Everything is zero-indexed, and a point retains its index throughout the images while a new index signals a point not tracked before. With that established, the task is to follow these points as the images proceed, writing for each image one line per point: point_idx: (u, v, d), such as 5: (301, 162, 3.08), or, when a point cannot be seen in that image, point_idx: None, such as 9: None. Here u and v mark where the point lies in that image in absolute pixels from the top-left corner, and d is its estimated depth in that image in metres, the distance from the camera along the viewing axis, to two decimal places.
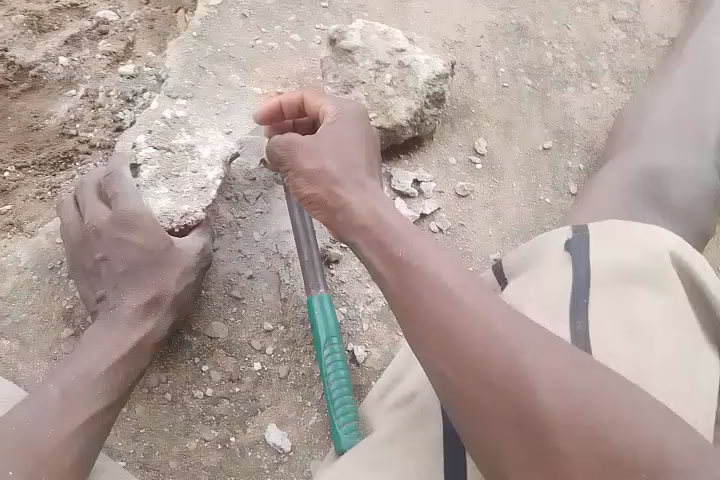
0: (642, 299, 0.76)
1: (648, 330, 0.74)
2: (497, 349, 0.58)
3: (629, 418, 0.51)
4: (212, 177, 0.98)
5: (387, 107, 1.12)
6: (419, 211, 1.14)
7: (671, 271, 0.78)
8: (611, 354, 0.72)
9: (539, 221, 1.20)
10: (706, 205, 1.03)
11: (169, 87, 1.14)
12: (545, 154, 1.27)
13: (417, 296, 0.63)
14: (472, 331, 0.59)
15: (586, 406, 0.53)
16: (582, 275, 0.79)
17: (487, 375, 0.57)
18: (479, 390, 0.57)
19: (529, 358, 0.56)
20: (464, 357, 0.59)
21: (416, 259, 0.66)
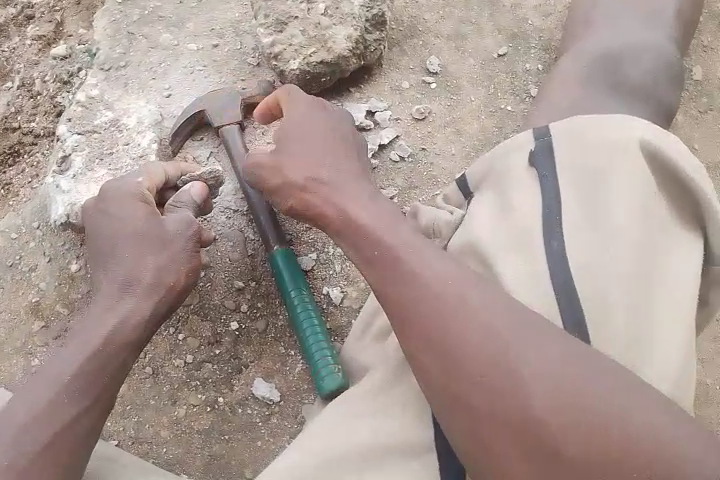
0: (615, 196, 0.72)
1: (622, 227, 0.70)
2: (491, 350, 0.60)
3: (611, 404, 0.55)
4: (146, 144, 1.03)
5: (325, 40, 1.06)
6: (377, 142, 1.11)
7: (642, 164, 0.74)
8: (589, 261, 0.68)
9: (502, 132, 1.16)
10: (667, 84, 0.99)
11: (100, 61, 1.14)
12: (501, 61, 1.21)
13: (410, 297, 0.65)
14: (467, 332, 0.61)
15: (579, 400, 0.56)
16: (547, 183, 0.75)
17: (481, 378, 0.60)
18: (467, 392, 0.60)
19: (521, 357, 0.59)
20: (456, 359, 0.61)
21: (404, 254, 0.67)
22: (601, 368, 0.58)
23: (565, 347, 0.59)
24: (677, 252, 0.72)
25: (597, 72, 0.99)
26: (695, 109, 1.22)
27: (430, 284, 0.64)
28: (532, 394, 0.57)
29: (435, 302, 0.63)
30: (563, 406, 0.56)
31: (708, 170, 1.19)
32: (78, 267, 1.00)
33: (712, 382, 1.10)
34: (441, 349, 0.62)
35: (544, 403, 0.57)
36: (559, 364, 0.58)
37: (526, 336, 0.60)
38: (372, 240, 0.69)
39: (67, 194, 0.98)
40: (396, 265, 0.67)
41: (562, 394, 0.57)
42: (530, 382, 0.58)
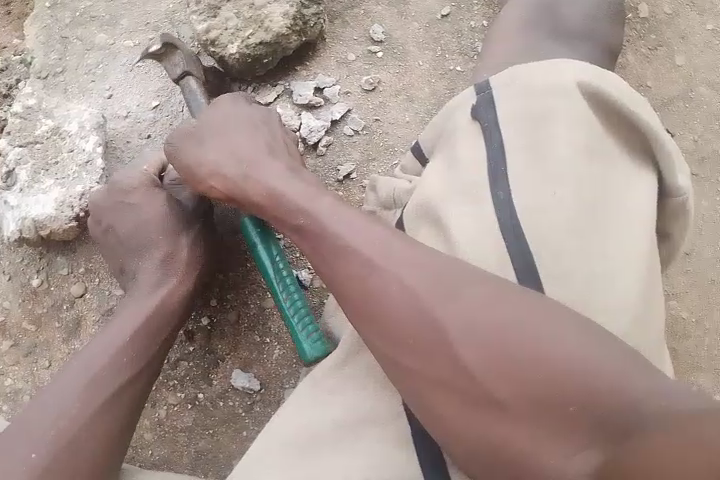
0: (560, 140, 0.72)
1: (568, 170, 0.70)
2: (425, 315, 0.61)
3: (556, 357, 0.55)
4: (91, 147, 1.00)
5: (262, 19, 1.04)
6: (330, 118, 1.10)
7: (583, 104, 0.74)
8: (540, 208, 0.69)
9: (454, 93, 1.15)
10: (606, 26, 0.98)
11: (36, 69, 1.12)
12: (446, 22, 1.19)
13: (348, 274, 0.66)
14: (401, 300, 0.63)
15: (511, 351, 0.57)
16: (494, 135, 0.74)
17: (419, 343, 0.61)
18: (422, 367, 0.61)
19: (453, 317, 0.60)
20: (407, 334, 0.62)
21: (341, 233, 0.68)
22: (533, 314, 0.58)
23: (497, 297, 0.59)
24: (628, 188, 0.72)
25: (538, 18, 0.98)
26: (644, 48, 1.21)
27: (365, 259, 0.66)
28: (467, 352, 0.59)
29: (370, 277, 0.65)
30: (496, 359, 0.57)
31: (663, 106, 1.19)
32: (39, 281, 1.00)
33: (687, 315, 1.12)
34: (380, 322, 0.64)
35: (479, 359, 0.58)
36: (491, 317, 0.59)
37: (457, 295, 0.61)
38: (312, 224, 0.70)
39: (17, 209, 0.97)
40: (333, 246, 0.68)
41: (494, 347, 0.58)
42: (463, 340, 0.59)
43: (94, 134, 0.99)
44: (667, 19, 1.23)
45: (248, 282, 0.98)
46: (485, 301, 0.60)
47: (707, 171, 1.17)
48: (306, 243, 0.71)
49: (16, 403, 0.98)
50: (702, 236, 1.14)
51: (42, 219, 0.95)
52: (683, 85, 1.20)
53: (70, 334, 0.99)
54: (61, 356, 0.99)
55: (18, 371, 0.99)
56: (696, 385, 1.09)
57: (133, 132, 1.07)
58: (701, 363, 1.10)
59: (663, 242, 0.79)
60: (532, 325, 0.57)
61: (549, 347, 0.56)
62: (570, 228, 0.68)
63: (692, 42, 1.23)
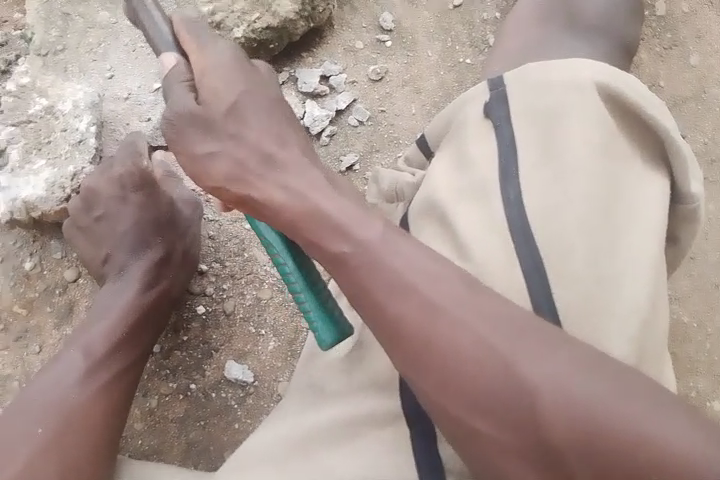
0: (574, 138, 0.70)
1: (581, 169, 0.68)
2: (503, 372, 0.54)
3: (626, 411, 0.50)
4: (85, 127, 0.97)
5: (269, 3, 1.02)
6: (334, 108, 1.07)
7: (599, 104, 0.72)
8: (552, 208, 0.67)
9: (462, 86, 1.13)
10: (624, 23, 0.95)
11: (35, 46, 1.07)
12: (457, 12, 1.15)
13: (405, 312, 0.58)
14: (473, 353, 0.55)
15: (604, 428, 0.50)
16: (504, 131, 0.72)
17: (491, 403, 0.54)
18: (471, 411, 0.55)
19: (536, 381, 0.53)
20: (453, 375, 0.56)
21: (395, 266, 0.59)
22: (623, 384, 0.52)
23: (586, 363, 0.53)
24: (643, 191, 0.69)
25: (550, 10, 0.95)
26: (658, 46, 1.19)
27: (427, 299, 0.57)
28: (550, 420, 0.52)
29: (435, 322, 0.57)
30: (584, 435, 0.51)
31: (675, 107, 1.17)
32: (32, 264, 0.98)
33: (689, 320, 1.10)
34: (443, 373, 0.56)
35: (563, 432, 0.51)
36: (579, 385, 0.52)
37: (541, 357, 0.54)
38: (358, 251, 0.60)
39: (5, 191, 0.94)
40: (384, 278, 0.59)
41: (584, 421, 0.51)
42: (545, 409, 0.52)
43: (88, 115, 0.96)
44: (683, 18, 1.20)
45: (245, 273, 0.97)
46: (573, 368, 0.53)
47: (717, 175, 1.15)
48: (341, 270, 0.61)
49: (4, 389, 0.97)
50: (709, 241, 1.12)
51: (32, 200, 0.93)
52: (696, 86, 1.18)
53: (61, 319, 0.98)
54: (52, 342, 0.98)
55: (8, 356, 0.97)
56: (695, 391, 1.08)
57: (132, 114, 1.05)
58: (701, 369, 1.08)
59: (671, 246, 0.77)
60: (594, 374, 0.52)
61: (618, 401, 0.51)
62: (581, 227, 0.66)
63: (708, 42, 1.20)
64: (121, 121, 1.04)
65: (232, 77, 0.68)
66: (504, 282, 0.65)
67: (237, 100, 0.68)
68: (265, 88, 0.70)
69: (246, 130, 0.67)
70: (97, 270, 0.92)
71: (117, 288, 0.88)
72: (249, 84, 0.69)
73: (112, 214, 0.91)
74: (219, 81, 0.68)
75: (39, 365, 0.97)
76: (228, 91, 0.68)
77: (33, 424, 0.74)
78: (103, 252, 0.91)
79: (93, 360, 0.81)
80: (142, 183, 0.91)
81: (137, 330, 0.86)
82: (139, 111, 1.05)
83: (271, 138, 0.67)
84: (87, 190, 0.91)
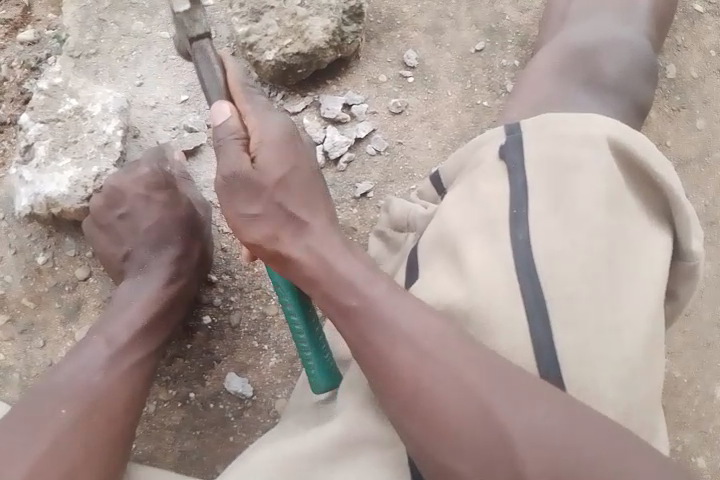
0: (584, 187, 0.72)
1: (591, 219, 0.71)
2: (481, 409, 0.61)
3: (582, 435, 0.59)
4: (112, 131, 1.00)
5: (301, 30, 1.05)
6: (354, 136, 1.11)
7: (609, 157, 0.75)
8: (559, 254, 0.69)
9: (478, 126, 1.16)
10: (639, 82, 0.99)
11: (69, 47, 1.11)
12: (478, 57, 1.20)
13: (401, 360, 0.64)
14: (458, 394, 0.62)
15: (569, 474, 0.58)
16: (516, 173, 0.75)
17: (470, 448, 0.61)
18: (448, 442, 0.61)
19: (512, 418, 0.60)
20: (433, 411, 0.62)
21: (396, 318, 0.65)
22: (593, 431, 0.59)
23: (562, 411, 0.60)
24: (646, 247, 0.72)
25: (570, 64, 1.00)
26: (667, 107, 1.24)
27: (411, 341, 0.64)
28: (518, 446, 0.59)
29: (421, 360, 0.63)
30: (557, 465, 0.58)
31: (679, 167, 1.21)
32: (44, 259, 1.00)
33: (679, 374, 1.12)
34: (433, 423, 0.62)
35: (539, 465, 0.59)
36: (556, 433, 0.59)
37: (521, 409, 0.60)
38: (365, 297, 0.66)
39: (30, 186, 0.97)
40: (385, 328, 0.65)
41: (557, 464, 0.58)
42: (525, 451, 0.59)
43: (117, 119, 1.00)
44: (693, 82, 1.26)
45: (253, 287, 1.00)
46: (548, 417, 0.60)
47: (716, 235, 1.19)
48: (345, 315, 0.67)
49: (4, 380, 0.97)
50: (704, 298, 1.15)
51: (55, 196, 0.96)
52: (700, 149, 1.22)
53: (68, 316, 0.99)
54: (57, 338, 0.98)
55: (10, 349, 0.98)
56: (681, 444, 1.10)
57: (158, 123, 1.07)
58: (689, 423, 1.10)
59: (669, 300, 0.80)
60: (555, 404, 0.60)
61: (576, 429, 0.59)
62: (587, 275, 0.68)
63: (715, 108, 1.25)
64: (146, 128, 1.07)
65: (285, 149, 0.71)
66: (506, 315, 0.67)
67: (288, 174, 0.71)
68: (305, 155, 0.73)
69: (291, 202, 0.71)
70: (117, 268, 0.95)
71: (136, 284, 0.91)
72: (298, 158, 0.72)
73: (136, 212, 0.95)
74: (273, 154, 0.70)
75: (42, 360, 0.98)
76: (281, 166, 0.70)
77: (53, 415, 0.76)
78: (124, 249, 0.94)
79: (114, 351, 0.83)
80: (163, 185, 0.95)
81: (155, 327, 0.88)
82: (163, 120, 1.07)
83: (306, 208, 0.71)
84: (112, 188, 0.94)
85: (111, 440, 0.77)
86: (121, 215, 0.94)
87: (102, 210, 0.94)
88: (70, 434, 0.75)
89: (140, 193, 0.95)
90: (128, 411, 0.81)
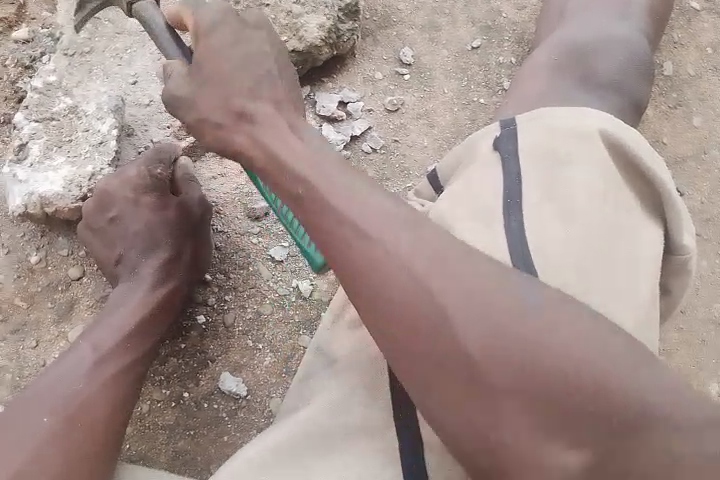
0: (576, 177, 0.73)
1: (580, 209, 0.71)
2: (424, 293, 0.55)
3: (545, 326, 0.51)
4: (107, 129, 0.99)
5: (297, 28, 1.05)
6: (349, 133, 1.10)
7: (601, 148, 0.75)
8: (552, 240, 0.68)
9: (475, 124, 1.15)
10: (636, 79, 0.99)
11: (63, 45, 1.09)
12: (474, 54, 1.19)
13: (340, 230, 0.59)
14: (398, 272, 0.56)
15: (526, 368, 0.50)
16: (510, 161, 0.75)
17: (418, 337, 0.55)
18: (394, 324, 0.56)
19: (457, 302, 0.53)
20: (372, 280, 0.57)
21: (337, 200, 0.60)
22: (566, 334, 0.51)
23: (514, 297, 0.53)
24: (639, 239, 0.71)
25: (567, 61, 0.99)
26: (664, 105, 1.23)
27: (353, 220, 0.59)
28: (469, 338, 0.52)
29: (360, 238, 0.58)
30: (512, 358, 0.51)
31: (675, 165, 1.20)
32: (37, 258, 1.00)
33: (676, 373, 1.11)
34: (374, 293, 0.57)
35: (491, 358, 0.51)
36: (510, 319, 0.52)
37: (470, 295, 0.53)
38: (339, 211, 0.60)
39: (24, 184, 0.96)
40: (330, 207, 0.60)
41: (510, 357, 0.51)
42: (474, 339, 0.52)
43: (111, 118, 0.99)
44: (689, 80, 1.25)
45: (248, 286, 1.00)
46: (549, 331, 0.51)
47: (713, 233, 1.18)
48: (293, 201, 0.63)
49: None
50: (701, 297, 1.15)
51: (49, 195, 0.95)
52: (697, 146, 1.22)
53: (61, 315, 0.98)
54: (50, 338, 0.97)
55: (3, 349, 0.97)
56: None
57: (152, 121, 1.07)
58: None
59: (664, 296, 0.79)
60: (510, 291, 0.53)
61: (536, 320, 0.52)
62: (577, 264, 0.67)
63: (711, 106, 1.25)
64: (140, 126, 1.06)
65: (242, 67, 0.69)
66: None
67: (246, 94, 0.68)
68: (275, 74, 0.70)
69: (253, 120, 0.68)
70: (110, 270, 0.95)
71: (128, 287, 0.91)
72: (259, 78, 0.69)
73: (126, 215, 0.93)
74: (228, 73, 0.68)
75: (34, 360, 0.97)
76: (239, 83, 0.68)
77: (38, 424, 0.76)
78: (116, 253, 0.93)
79: (102, 356, 0.84)
80: (152, 188, 0.94)
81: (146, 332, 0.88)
82: (158, 118, 1.07)
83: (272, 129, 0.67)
84: (101, 191, 0.93)
85: (95, 462, 0.77)
86: (111, 219, 0.93)
87: (94, 210, 0.93)
88: (55, 441, 0.76)
89: (127, 195, 0.93)
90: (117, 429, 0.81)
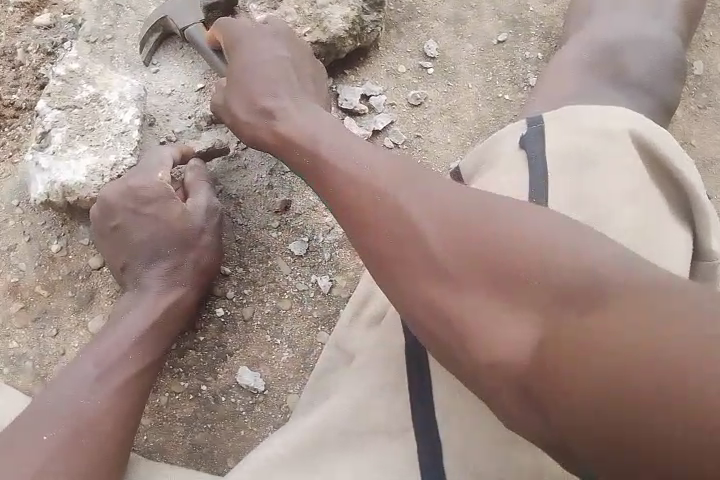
0: (604, 181, 0.71)
1: (609, 214, 0.69)
2: (408, 222, 0.63)
3: (512, 235, 0.58)
4: (129, 119, 0.99)
5: (321, 19, 1.04)
6: (372, 128, 1.09)
7: (630, 149, 0.74)
8: None
9: (499, 121, 1.13)
10: (667, 79, 0.97)
11: (85, 32, 1.10)
12: (500, 49, 1.17)
13: (345, 184, 0.70)
14: (386, 205, 0.65)
15: (496, 272, 0.57)
16: (537, 163, 0.73)
17: (406, 260, 0.63)
18: (388, 253, 0.64)
19: (436, 226, 0.62)
20: (369, 217, 0.66)
21: (338, 160, 0.72)
22: (534, 238, 0.57)
23: (485, 215, 0.60)
24: (669, 243, 0.70)
25: (596, 59, 0.97)
26: (693, 105, 1.21)
27: (352, 172, 0.70)
28: (447, 256, 0.60)
29: (357, 184, 0.68)
30: (483, 265, 0.58)
31: (704, 166, 1.18)
32: (58, 247, 1.00)
33: None
34: (369, 225, 0.66)
35: (465, 269, 0.59)
36: (481, 233, 0.59)
37: (445, 219, 0.62)
38: (391, 183, 0.66)
39: (47, 173, 0.96)
40: (337, 169, 0.72)
41: (481, 265, 0.58)
42: (450, 256, 0.60)
43: (134, 108, 0.99)
44: None
45: (267, 280, 0.99)
46: (611, 277, 0.52)
47: None
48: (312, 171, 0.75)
49: (17, 368, 0.96)
50: None
51: (71, 185, 0.94)
52: None
53: (81, 305, 0.98)
54: (69, 327, 0.98)
55: (23, 336, 0.98)
56: None
57: (174, 110, 1.06)
58: None
59: None
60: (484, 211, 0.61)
61: (503, 229, 0.59)
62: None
63: None
64: (162, 117, 1.05)
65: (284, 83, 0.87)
66: None
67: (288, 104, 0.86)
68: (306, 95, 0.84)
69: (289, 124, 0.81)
70: None
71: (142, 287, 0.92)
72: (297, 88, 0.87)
73: (130, 224, 0.91)
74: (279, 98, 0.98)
75: (54, 348, 0.97)
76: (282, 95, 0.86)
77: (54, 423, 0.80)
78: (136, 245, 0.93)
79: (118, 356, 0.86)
80: (152, 198, 0.91)
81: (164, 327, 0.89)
82: (180, 108, 1.06)
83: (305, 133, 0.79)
84: (104, 200, 0.91)
85: (105, 464, 0.81)
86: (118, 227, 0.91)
87: (103, 219, 0.92)
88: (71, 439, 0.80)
89: (126, 204, 0.90)
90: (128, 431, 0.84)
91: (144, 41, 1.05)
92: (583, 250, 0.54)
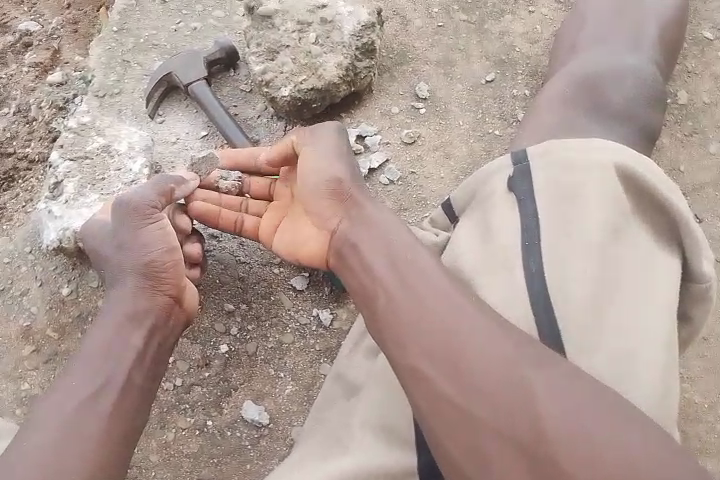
0: (592, 217, 0.73)
1: (596, 248, 0.71)
2: (438, 331, 0.65)
3: (541, 383, 0.60)
4: (138, 168, 1.04)
5: (316, 67, 1.10)
6: (367, 167, 1.13)
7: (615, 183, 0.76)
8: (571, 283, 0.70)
9: (490, 154, 1.17)
10: (647, 107, 1.01)
11: (94, 87, 1.16)
12: (489, 87, 1.22)
13: (384, 278, 0.72)
14: (420, 310, 0.67)
15: (518, 412, 0.59)
16: (527, 206, 0.76)
17: (429, 369, 0.64)
18: (414, 354, 0.66)
19: (467, 345, 0.64)
20: (400, 317, 0.68)
21: (382, 248, 0.76)
22: (564, 391, 0.59)
23: (518, 351, 0.62)
24: (656, 272, 0.72)
25: (579, 93, 1.01)
26: (679, 133, 1.24)
27: (395, 264, 0.73)
28: (472, 378, 0.62)
29: (396, 282, 0.71)
30: (506, 401, 0.60)
31: (693, 191, 1.21)
32: (69, 290, 1.04)
33: (700, 399, 1.10)
34: (399, 323, 0.68)
35: (488, 397, 0.61)
36: (510, 368, 0.61)
37: (477, 339, 0.64)
38: (431, 294, 0.68)
39: (59, 220, 1.00)
40: (378, 257, 0.75)
41: (505, 403, 0.60)
42: (475, 379, 0.62)
43: (142, 157, 1.04)
44: (704, 108, 1.27)
45: (270, 315, 1.02)
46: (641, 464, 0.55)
47: None
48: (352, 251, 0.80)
49: (28, 410, 0.99)
50: None
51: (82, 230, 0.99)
52: (714, 173, 1.22)
53: None
54: None
55: (35, 378, 1.00)
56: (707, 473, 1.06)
57: (179, 157, 1.11)
58: (712, 449, 1.08)
59: (684, 322, 0.79)
60: (515, 342, 0.63)
61: (536, 372, 0.61)
62: (597, 302, 0.69)
63: None
64: (168, 162, 1.10)
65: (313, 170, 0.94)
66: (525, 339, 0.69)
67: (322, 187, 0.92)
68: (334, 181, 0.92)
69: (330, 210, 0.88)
70: None
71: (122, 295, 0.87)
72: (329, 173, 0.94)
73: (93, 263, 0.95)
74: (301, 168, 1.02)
75: None
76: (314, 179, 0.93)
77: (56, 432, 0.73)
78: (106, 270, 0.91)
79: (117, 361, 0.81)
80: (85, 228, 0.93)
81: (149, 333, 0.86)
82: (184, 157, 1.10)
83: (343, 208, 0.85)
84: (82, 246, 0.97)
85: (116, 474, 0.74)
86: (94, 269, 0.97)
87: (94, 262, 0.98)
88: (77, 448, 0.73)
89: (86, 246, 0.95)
90: (126, 441, 0.77)
91: (150, 96, 1.12)
92: (611, 424, 0.57)
